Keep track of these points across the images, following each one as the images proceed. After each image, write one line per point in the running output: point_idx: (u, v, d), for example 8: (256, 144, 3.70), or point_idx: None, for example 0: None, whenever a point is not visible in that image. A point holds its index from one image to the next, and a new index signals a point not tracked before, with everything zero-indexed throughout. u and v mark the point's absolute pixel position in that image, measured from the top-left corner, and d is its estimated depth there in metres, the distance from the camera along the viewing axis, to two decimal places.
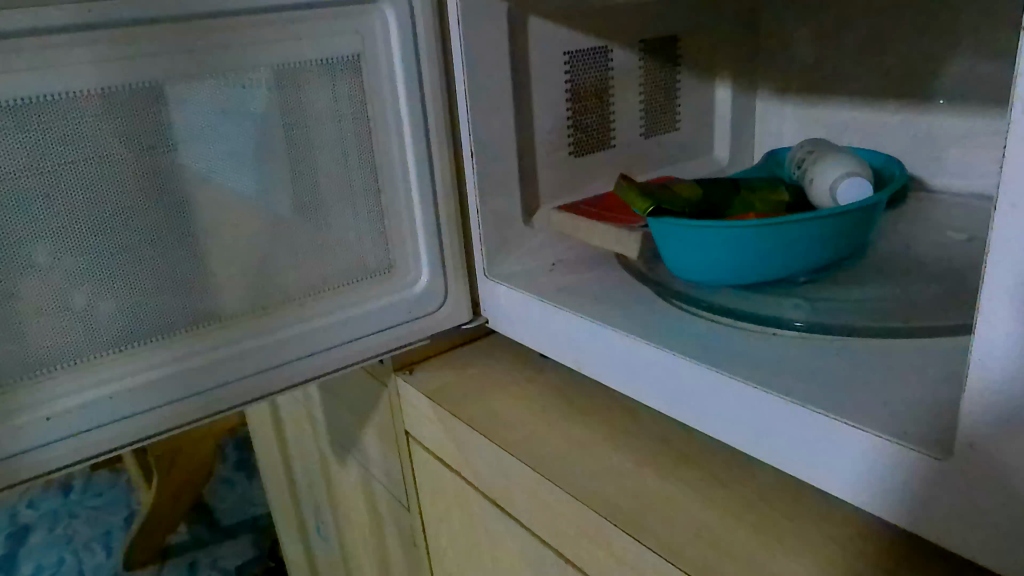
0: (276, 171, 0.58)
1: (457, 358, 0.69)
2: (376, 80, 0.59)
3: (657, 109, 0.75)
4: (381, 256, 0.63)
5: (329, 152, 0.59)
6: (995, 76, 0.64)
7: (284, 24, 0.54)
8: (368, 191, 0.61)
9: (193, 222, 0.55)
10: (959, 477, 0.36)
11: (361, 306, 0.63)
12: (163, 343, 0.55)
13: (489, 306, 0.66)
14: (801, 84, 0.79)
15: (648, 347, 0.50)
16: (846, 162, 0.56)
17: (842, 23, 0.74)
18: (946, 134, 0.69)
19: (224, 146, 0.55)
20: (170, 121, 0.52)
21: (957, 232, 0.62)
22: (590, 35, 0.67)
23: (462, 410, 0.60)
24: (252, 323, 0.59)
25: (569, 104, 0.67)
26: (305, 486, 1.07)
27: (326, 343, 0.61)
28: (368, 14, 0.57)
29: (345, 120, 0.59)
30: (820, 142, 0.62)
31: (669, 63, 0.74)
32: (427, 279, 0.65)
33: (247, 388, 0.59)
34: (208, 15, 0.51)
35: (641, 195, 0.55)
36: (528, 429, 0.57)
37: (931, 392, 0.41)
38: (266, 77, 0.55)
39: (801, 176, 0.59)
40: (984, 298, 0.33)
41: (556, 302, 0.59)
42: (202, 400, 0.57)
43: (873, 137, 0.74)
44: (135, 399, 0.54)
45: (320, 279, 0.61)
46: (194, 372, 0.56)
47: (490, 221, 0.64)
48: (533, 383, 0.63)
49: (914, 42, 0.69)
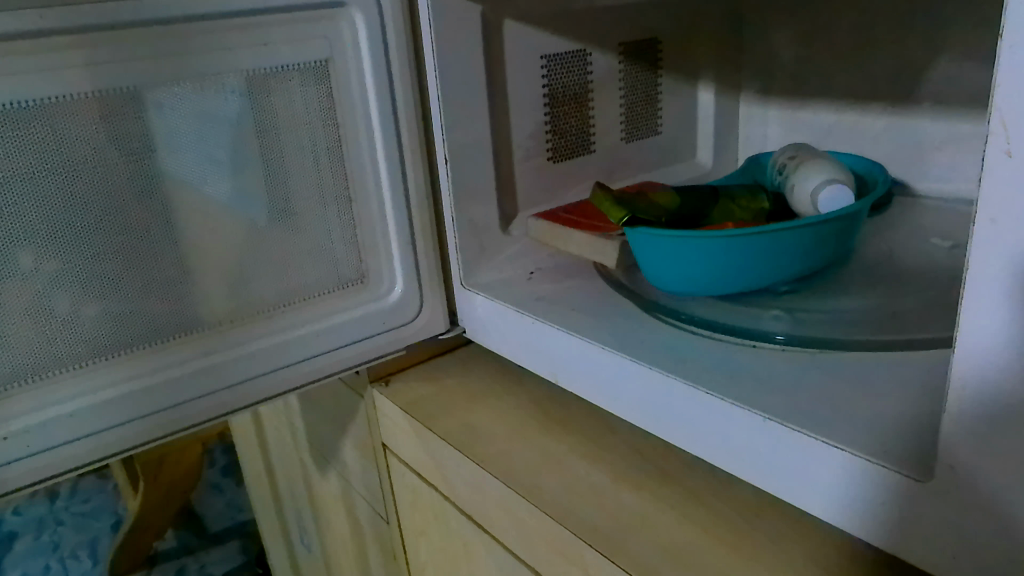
0: (250, 179, 0.56)
1: (434, 369, 0.68)
2: (346, 87, 0.57)
3: (638, 113, 0.75)
4: (354, 266, 0.62)
5: (300, 159, 0.58)
6: (975, 80, 0.65)
7: (250, 29, 0.53)
8: (340, 200, 0.60)
9: (166, 233, 0.53)
10: (939, 497, 0.35)
11: (332, 317, 0.61)
12: (128, 358, 0.53)
13: (466, 317, 0.65)
14: (785, 87, 0.80)
15: (627, 358, 0.50)
16: (827, 167, 0.56)
17: (823, 26, 0.75)
18: (930, 138, 0.70)
19: (198, 154, 0.53)
20: (142, 127, 0.51)
21: (941, 238, 0.63)
22: (567, 39, 0.66)
23: (439, 423, 0.59)
24: (220, 337, 0.57)
25: (547, 110, 0.67)
26: (287, 492, 1.05)
27: (298, 356, 0.60)
28: (336, 19, 0.56)
29: (317, 127, 0.57)
30: (797, 146, 0.63)
31: (649, 65, 0.74)
32: (400, 290, 0.64)
33: (219, 403, 0.57)
34: (172, 19, 0.50)
35: (613, 204, 0.55)
36: (506, 443, 0.56)
37: (916, 405, 0.41)
38: (239, 82, 0.54)
39: (784, 182, 0.59)
40: (964, 319, 0.32)
41: (533, 313, 0.58)
42: (171, 415, 0.55)
43: (857, 140, 0.75)
44: (99, 416, 0.52)
45: (293, 289, 0.60)
46: (162, 387, 0.54)
47: (466, 230, 0.63)
48: (511, 394, 0.62)
49: (896, 45, 0.70)
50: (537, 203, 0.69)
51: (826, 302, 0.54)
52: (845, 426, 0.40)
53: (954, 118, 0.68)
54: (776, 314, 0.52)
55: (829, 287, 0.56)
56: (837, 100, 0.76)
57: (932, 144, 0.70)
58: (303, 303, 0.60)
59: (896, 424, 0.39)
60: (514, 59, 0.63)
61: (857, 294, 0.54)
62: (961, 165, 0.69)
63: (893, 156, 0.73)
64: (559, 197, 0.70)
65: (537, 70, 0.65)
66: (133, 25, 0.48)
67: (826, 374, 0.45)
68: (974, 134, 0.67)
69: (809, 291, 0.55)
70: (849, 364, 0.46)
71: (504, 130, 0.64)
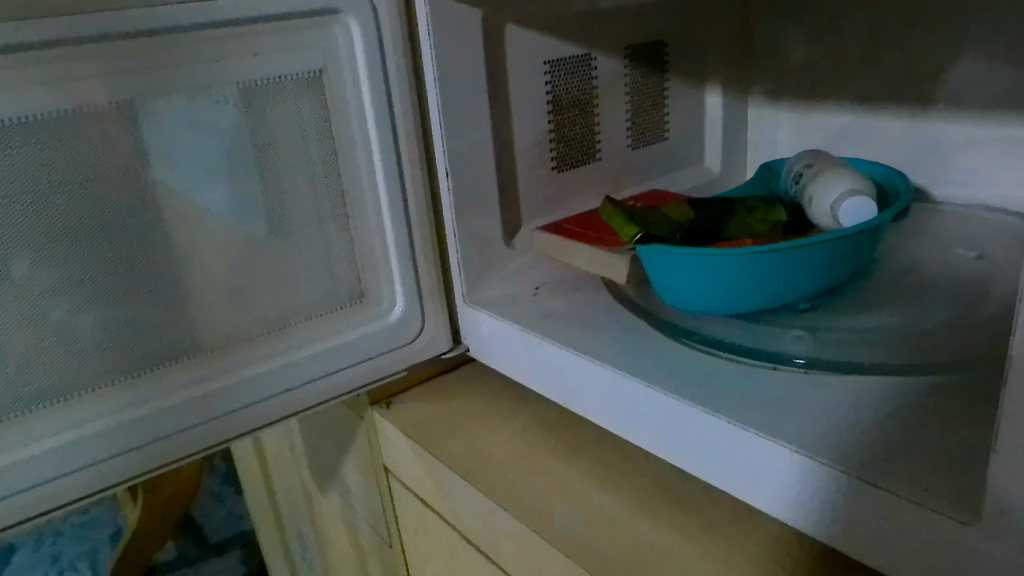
0: (243, 197, 0.53)
1: (437, 388, 0.65)
2: (340, 98, 0.55)
3: (644, 119, 0.72)
4: (352, 285, 0.59)
5: (295, 175, 0.55)
6: (996, 80, 0.63)
7: (238, 38, 0.50)
8: (336, 216, 0.57)
9: (156, 255, 0.50)
10: (986, 542, 0.32)
11: (330, 339, 0.58)
12: (117, 387, 0.50)
13: (470, 335, 0.63)
14: (795, 89, 0.78)
15: (640, 383, 0.47)
16: (847, 176, 0.54)
17: (835, 26, 0.72)
18: (948, 142, 0.68)
19: (189, 170, 0.51)
20: (130, 144, 0.48)
21: (964, 248, 0.60)
22: (571, 43, 0.64)
23: (444, 448, 0.57)
24: (213, 364, 0.54)
25: (551, 117, 0.64)
26: (286, 508, 1.02)
27: (295, 380, 0.57)
28: (330, 26, 0.53)
29: (310, 142, 0.55)
30: (813, 152, 0.60)
31: (656, 69, 0.72)
32: (401, 309, 0.61)
33: (215, 430, 0.54)
34: (157, 31, 0.47)
35: (627, 223, 0.51)
36: (515, 469, 0.53)
37: (955, 435, 0.38)
38: (231, 95, 0.51)
39: (801, 192, 0.56)
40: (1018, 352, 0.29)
41: (540, 333, 0.56)
42: (166, 444, 0.52)
43: (871, 144, 0.73)
44: (87, 449, 0.49)
45: (289, 311, 0.57)
46: (155, 416, 0.52)
47: (468, 246, 0.60)
48: (518, 414, 0.60)
49: (913, 45, 0.67)
50: (541, 214, 0.66)
51: (849, 320, 0.51)
52: (879, 459, 0.37)
53: (974, 120, 0.65)
54: (797, 334, 0.50)
55: (851, 303, 0.53)
56: (851, 102, 0.74)
57: (951, 147, 0.68)
58: (300, 325, 0.58)
59: (936, 455, 0.37)
60: (516, 66, 0.60)
61: (880, 311, 0.52)
62: (982, 170, 0.66)
63: (910, 160, 0.71)
64: (565, 208, 0.68)
65: (539, 75, 0.62)
66: (117, 37, 0.45)
67: (854, 400, 0.42)
68: (996, 137, 0.64)
69: (830, 307, 0.53)
70: (878, 389, 0.43)
71: (506, 140, 0.62)
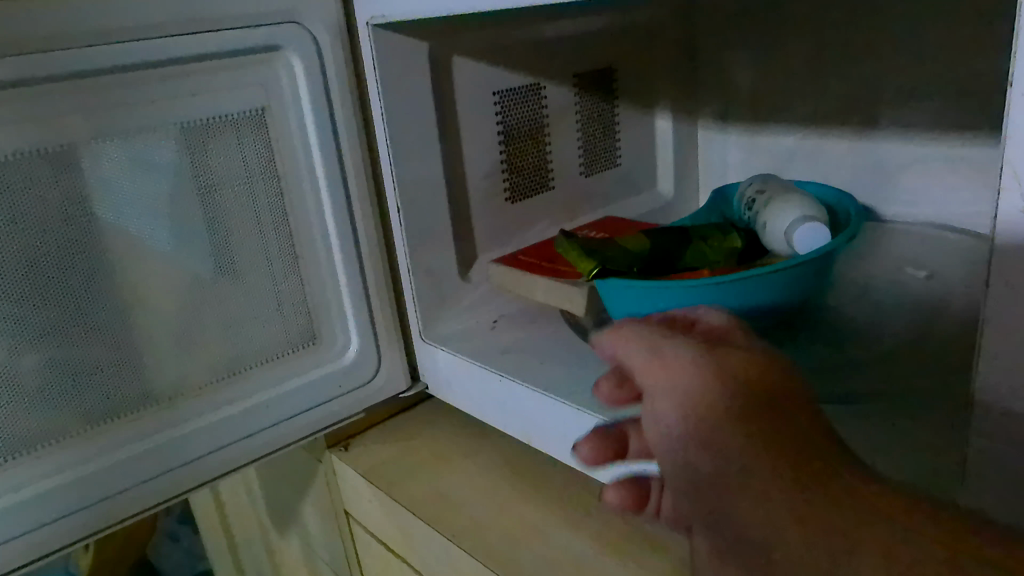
0: (188, 240, 0.51)
1: (397, 427, 0.63)
2: (286, 136, 0.53)
3: (596, 146, 0.72)
4: (305, 326, 0.57)
5: (241, 215, 0.53)
6: (935, 100, 0.64)
7: (177, 77, 0.48)
8: (286, 257, 0.55)
9: (96, 304, 0.48)
10: None
11: (283, 383, 0.56)
12: (58, 446, 0.48)
13: (428, 373, 0.61)
14: (743, 112, 0.79)
15: (604, 420, 0.47)
16: (798, 202, 0.54)
17: (779, 50, 0.74)
18: (893, 161, 0.69)
19: (129, 215, 0.48)
20: (66, 190, 0.45)
21: (914, 267, 0.61)
22: (520, 73, 0.63)
23: (406, 492, 0.55)
24: (161, 416, 0.52)
25: (503, 148, 0.63)
26: (246, 556, 0.98)
27: (249, 428, 0.55)
28: (273, 63, 0.51)
29: (256, 181, 0.53)
30: (763, 177, 0.61)
31: (605, 96, 0.72)
32: (356, 348, 0.59)
33: (166, 485, 0.52)
34: (91, 71, 0.44)
35: (584, 257, 0.51)
36: (480, 511, 0.52)
37: (917, 463, 0.38)
38: (172, 135, 0.49)
39: (755, 220, 0.57)
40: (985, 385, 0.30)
41: (500, 370, 0.55)
42: (113, 503, 0.49)
43: (819, 164, 0.74)
44: (26, 515, 0.46)
45: (240, 357, 0.55)
46: (101, 474, 0.49)
47: (424, 282, 0.59)
48: (481, 452, 0.58)
49: (855, 67, 0.68)
50: (496, 247, 0.65)
51: (807, 345, 0.51)
52: None
53: (918, 139, 0.66)
54: None
55: (808, 328, 0.53)
56: (797, 124, 0.75)
57: (895, 166, 0.69)
58: (252, 371, 0.55)
59: None
60: (465, 98, 0.60)
61: (837, 334, 0.52)
62: (926, 187, 0.68)
63: (858, 179, 0.72)
64: (520, 239, 0.67)
65: (489, 106, 0.62)
66: (49, 79, 0.43)
67: None
68: (940, 155, 0.66)
69: (789, 333, 0.53)
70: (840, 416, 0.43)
71: (458, 173, 0.61)
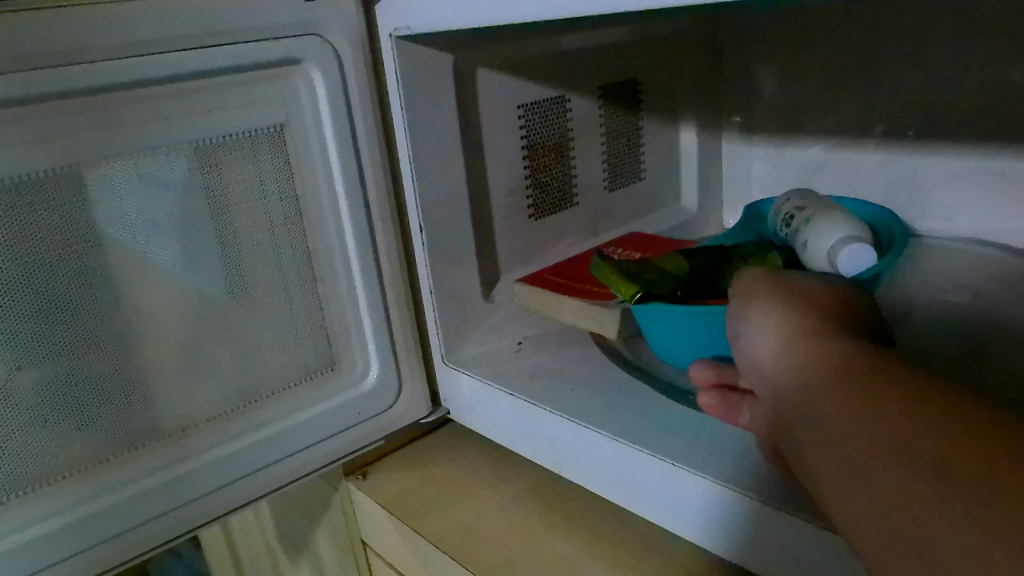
0: (202, 264, 0.49)
1: (416, 454, 0.61)
2: (304, 154, 0.51)
3: (620, 160, 0.70)
4: (323, 352, 0.55)
5: (257, 237, 0.50)
6: (975, 113, 0.62)
7: (191, 93, 0.46)
8: (303, 280, 0.53)
9: (106, 332, 0.45)
10: None
11: (300, 412, 0.54)
12: (65, 482, 0.45)
13: (450, 398, 0.59)
14: (769, 125, 0.76)
15: (643, 452, 0.45)
16: (841, 222, 0.52)
17: (808, 60, 0.71)
18: (928, 176, 0.67)
19: (140, 238, 0.46)
20: (77, 212, 0.43)
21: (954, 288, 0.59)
22: (545, 86, 0.61)
23: (429, 525, 0.52)
24: (173, 448, 0.49)
25: (526, 164, 0.61)
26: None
27: (265, 459, 0.52)
28: (292, 78, 0.49)
29: (273, 202, 0.50)
30: (803, 191, 0.58)
31: (630, 109, 0.69)
32: (376, 374, 0.57)
33: (179, 521, 0.49)
34: (102, 89, 0.42)
35: (626, 277, 0.49)
36: (508, 546, 0.49)
37: None
38: (186, 154, 0.47)
39: (793, 237, 0.54)
40: None
41: (528, 397, 0.52)
42: (123, 541, 0.47)
43: (849, 179, 0.72)
44: (31, 557, 0.44)
45: (256, 385, 0.52)
46: (112, 510, 0.46)
47: (446, 304, 0.57)
48: (506, 481, 0.56)
49: (889, 78, 0.66)
50: (519, 265, 0.63)
51: None
52: None
53: (954, 153, 0.64)
54: None
55: None
56: (826, 137, 0.72)
57: (930, 182, 0.67)
58: (268, 399, 0.53)
59: None
60: (489, 112, 0.57)
61: None
62: (961, 204, 0.65)
63: (889, 194, 0.70)
64: (542, 257, 0.65)
65: (513, 121, 0.59)
66: (59, 97, 0.41)
67: None
68: (977, 170, 0.63)
69: None
70: None
71: (481, 190, 0.58)
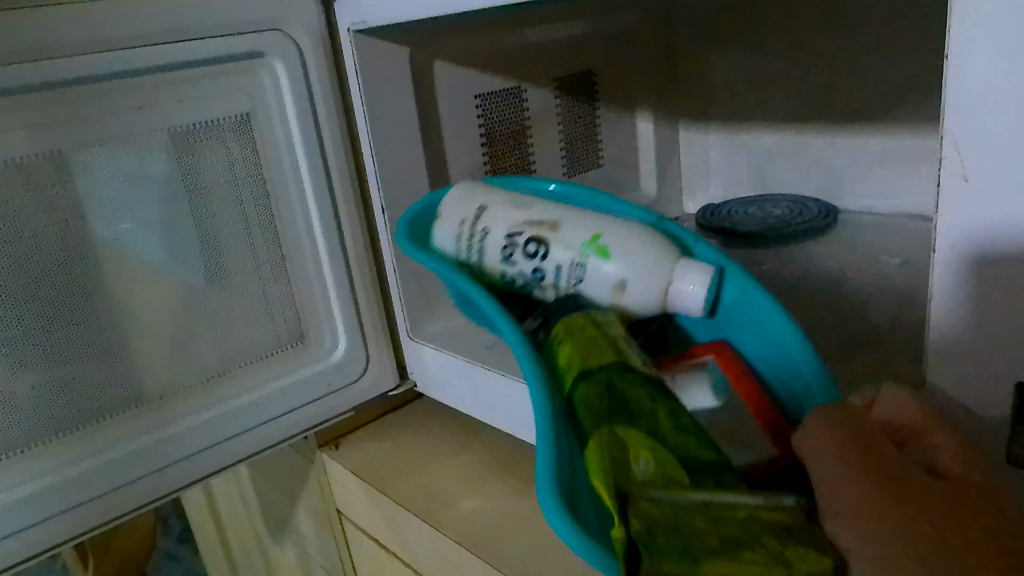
0: (177, 245, 0.52)
1: (386, 426, 0.64)
2: (271, 140, 0.54)
3: (580, 146, 0.73)
4: (293, 327, 0.59)
5: (229, 219, 0.54)
6: (909, 94, 0.66)
7: (164, 85, 0.49)
8: (273, 260, 0.56)
9: (90, 307, 0.49)
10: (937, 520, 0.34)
11: (271, 384, 0.57)
12: (51, 446, 0.49)
13: (416, 371, 0.62)
14: (723, 111, 0.81)
15: None
16: (644, 239, 0.45)
17: (756, 48, 0.76)
18: (869, 154, 0.71)
19: (118, 221, 0.49)
20: (64, 195, 0.47)
21: (891, 255, 0.63)
22: (502, 77, 0.65)
23: (394, 486, 0.56)
24: (151, 416, 0.52)
25: (486, 151, 0.65)
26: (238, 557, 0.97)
27: (237, 428, 0.56)
28: (256, 70, 0.53)
29: (243, 185, 0.54)
30: (511, 205, 0.50)
31: (587, 98, 0.73)
32: (344, 347, 0.60)
33: (158, 484, 0.52)
34: (81, 81, 0.46)
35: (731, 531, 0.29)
36: (465, 502, 0.53)
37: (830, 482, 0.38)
38: (161, 141, 0.50)
39: (571, 271, 0.46)
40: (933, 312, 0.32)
41: (484, 364, 0.56)
42: (105, 503, 0.50)
43: (799, 158, 0.77)
44: (18, 515, 0.47)
45: (229, 358, 0.56)
46: (96, 473, 0.50)
47: (410, 282, 0.60)
48: (469, 447, 0.59)
49: (830, 63, 0.71)
50: None
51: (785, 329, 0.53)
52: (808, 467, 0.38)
53: (892, 132, 0.68)
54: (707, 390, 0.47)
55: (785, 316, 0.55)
56: (774, 121, 0.78)
57: (871, 160, 0.71)
58: (240, 372, 0.56)
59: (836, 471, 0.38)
60: (448, 101, 0.61)
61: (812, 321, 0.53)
62: (899, 180, 0.70)
63: (835, 172, 0.74)
64: None
65: (471, 109, 0.63)
66: (42, 89, 0.45)
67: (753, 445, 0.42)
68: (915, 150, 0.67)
69: None
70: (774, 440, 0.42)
71: (442, 173, 0.62)
